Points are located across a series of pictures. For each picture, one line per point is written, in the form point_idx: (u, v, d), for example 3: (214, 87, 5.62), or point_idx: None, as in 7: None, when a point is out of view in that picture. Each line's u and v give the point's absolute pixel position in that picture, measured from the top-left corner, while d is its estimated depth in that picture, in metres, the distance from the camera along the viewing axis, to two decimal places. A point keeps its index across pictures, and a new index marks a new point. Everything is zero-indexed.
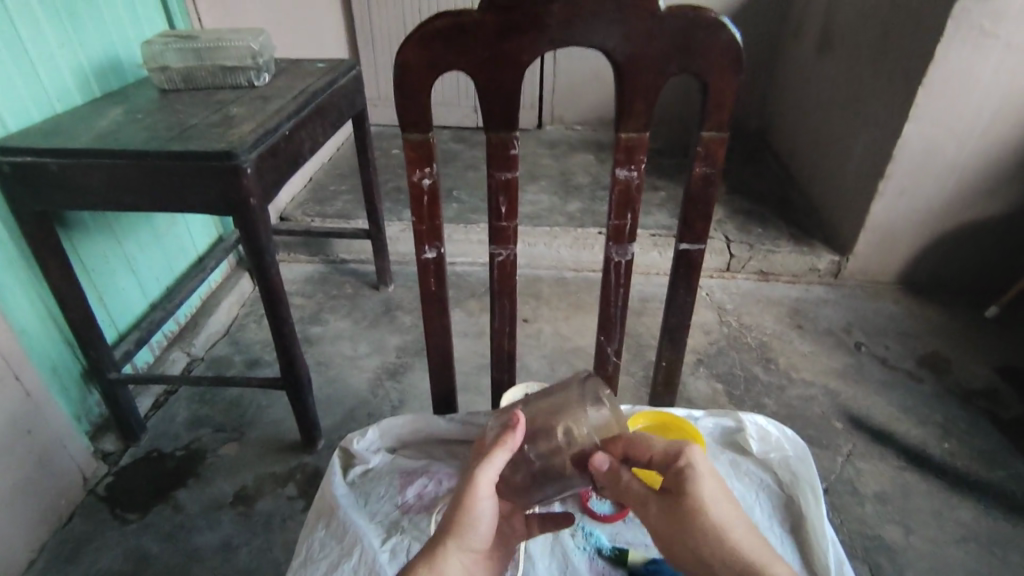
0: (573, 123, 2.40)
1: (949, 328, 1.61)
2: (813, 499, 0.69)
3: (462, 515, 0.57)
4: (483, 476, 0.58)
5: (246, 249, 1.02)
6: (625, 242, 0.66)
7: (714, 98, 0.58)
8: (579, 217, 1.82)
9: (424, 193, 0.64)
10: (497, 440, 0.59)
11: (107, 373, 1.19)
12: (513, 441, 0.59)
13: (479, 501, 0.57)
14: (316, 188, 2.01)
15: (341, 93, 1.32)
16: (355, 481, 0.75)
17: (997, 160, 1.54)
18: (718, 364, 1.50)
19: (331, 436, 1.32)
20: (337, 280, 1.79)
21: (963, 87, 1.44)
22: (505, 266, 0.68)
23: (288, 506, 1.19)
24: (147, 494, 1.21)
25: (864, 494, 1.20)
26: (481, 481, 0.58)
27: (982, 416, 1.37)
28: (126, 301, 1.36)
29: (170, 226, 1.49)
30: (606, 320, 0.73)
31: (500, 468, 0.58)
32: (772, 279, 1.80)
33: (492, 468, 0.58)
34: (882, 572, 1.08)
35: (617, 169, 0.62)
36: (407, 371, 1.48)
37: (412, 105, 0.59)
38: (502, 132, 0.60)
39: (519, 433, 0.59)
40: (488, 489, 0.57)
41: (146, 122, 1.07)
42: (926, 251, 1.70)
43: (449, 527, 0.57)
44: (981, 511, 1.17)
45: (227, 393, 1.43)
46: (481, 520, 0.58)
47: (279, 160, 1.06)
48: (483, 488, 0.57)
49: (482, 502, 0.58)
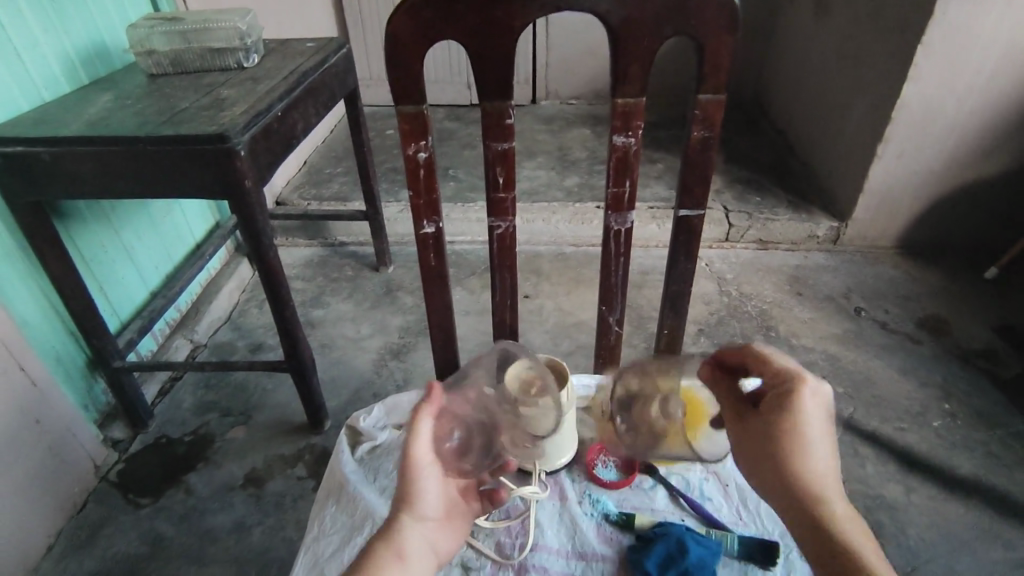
0: (567, 98, 2.37)
1: (949, 289, 1.62)
2: None
3: (409, 489, 0.57)
4: (417, 444, 0.58)
5: (244, 232, 1.01)
6: (624, 210, 0.66)
7: (711, 60, 0.58)
8: (577, 192, 1.81)
9: (420, 166, 0.63)
10: (416, 412, 0.58)
11: (111, 362, 1.19)
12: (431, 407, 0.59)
13: (421, 472, 0.58)
14: (311, 172, 1.99)
15: (332, 73, 1.30)
16: (363, 457, 0.77)
17: (997, 119, 1.53)
18: (720, 334, 1.51)
19: (338, 416, 1.33)
20: (336, 263, 1.79)
21: (962, 45, 1.42)
22: (504, 238, 0.68)
23: (298, 486, 1.20)
24: (158, 480, 1.22)
25: (867, 456, 1.22)
26: (416, 452, 0.57)
27: (982, 375, 1.38)
28: (127, 289, 1.36)
29: (166, 213, 1.48)
30: (607, 290, 0.73)
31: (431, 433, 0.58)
32: (771, 248, 1.80)
33: (424, 437, 0.58)
34: (884, 530, 1.10)
35: (614, 136, 0.62)
36: (410, 351, 1.49)
37: (404, 77, 0.58)
38: (496, 102, 0.60)
39: (433, 399, 0.58)
40: (424, 457, 0.57)
41: (136, 107, 1.06)
42: (926, 213, 1.69)
43: (401, 503, 0.58)
44: (982, 468, 1.19)
45: (233, 378, 1.44)
46: (428, 489, 0.58)
47: (273, 141, 1.05)
48: (420, 458, 0.57)
49: (423, 471, 0.58)
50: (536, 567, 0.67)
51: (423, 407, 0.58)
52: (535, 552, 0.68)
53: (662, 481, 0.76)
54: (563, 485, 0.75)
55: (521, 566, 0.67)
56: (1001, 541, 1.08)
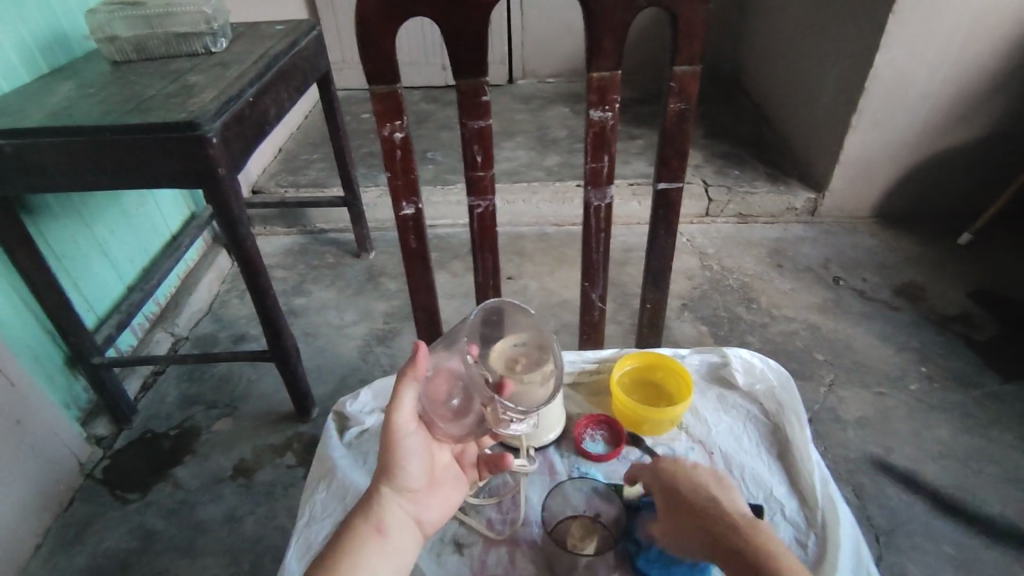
0: (544, 76, 2.35)
1: (924, 256, 1.65)
2: (796, 419, 0.71)
3: (389, 460, 0.58)
4: (398, 414, 0.57)
5: (220, 221, 1.00)
6: (603, 185, 0.66)
7: (685, 31, 0.57)
8: (557, 171, 1.80)
9: (396, 147, 0.63)
10: (397, 380, 0.58)
11: (90, 358, 1.18)
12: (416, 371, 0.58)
13: (401, 442, 0.57)
14: (287, 159, 1.96)
15: (303, 56, 1.27)
16: (351, 442, 0.76)
17: (968, 86, 1.55)
18: (703, 308, 1.52)
19: (325, 404, 1.33)
20: (316, 250, 1.77)
21: (933, 13, 1.43)
22: (485, 218, 0.68)
23: (288, 475, 1.20)
24: (145, 475, 1.21)
25: (847, 421, 1.25)
26: (397, 421, 0.57)
27: (956, 339, 1.41)
28: (102, 285, 1.33)
29: (139, 205, 1.45)
30: (589, 266, 0.73)
31: (413, 402, 0.58)
32: (751, 221, 1.82)
33: (405, 406, 0.57)
34: (865, 491, 1.13)
35: (590, 111, 0.61)
36: (395, 336, 1.48)
37: (376, 56, 0.57)
38: (470, 79, 0.59)
39: (418, 359, 0.57)
40: (404, 426, 0.57)
41: (101, 96, 1.03)
42: (901, 182, 1.72)
43: (383, 474, 0.58)
44: (957, 428, 1.23)
45: (216, 369, 1.43)
46: (410, 460, 0.58)
47: (244, 127, 1.02)
48: (400, 428, 0.57)
49: (405, 441, 0.58)
50: (524, 542, 0.65)
51: (407, 371, 0.57)
52: (522, 527, 0.66)
53: (650, 452, 0.72)
54: (551, 459, 0.72)
55: (510, 541, 0.65)
56: (976, 497, 1.12)
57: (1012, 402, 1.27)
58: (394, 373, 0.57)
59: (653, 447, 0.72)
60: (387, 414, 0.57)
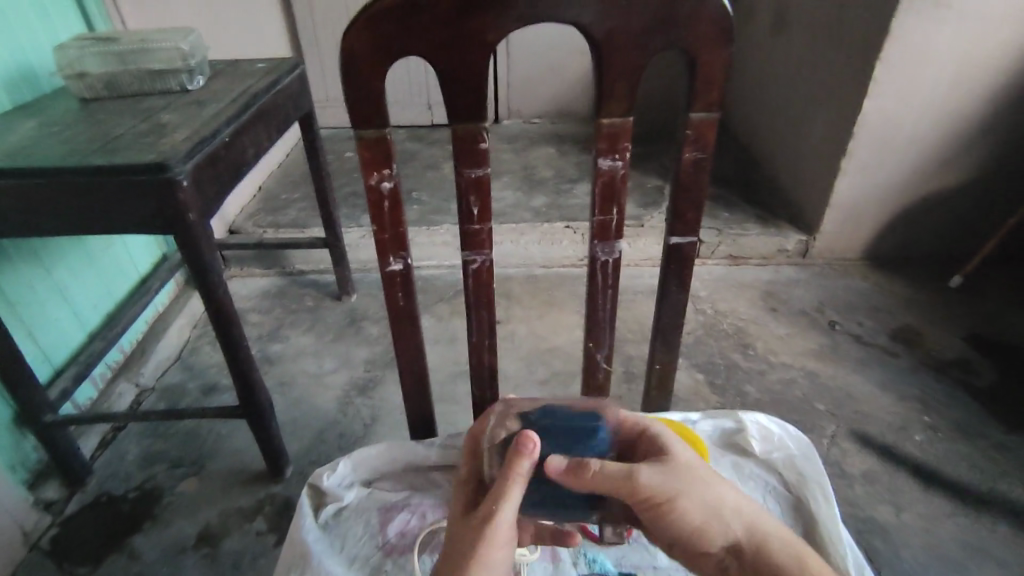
0: (530, 116, 2.34)
1: (918, 300, 1.63)
2: (822, 495, 0.72)
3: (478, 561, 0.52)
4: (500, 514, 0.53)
5: (190, 270, 0.93)
6: (612, 239, 0.61)
7: (704, 75, 0.53)
8: (546, 212, 1.76)
9: (384, 197, 0.57)
10: (507, 475, 0.54)
11: (42, 416, 1.07)
12: (529, 466, 0.54)
13: (496, 545, 0.53)
14: (266, 198, 1.89)
15: (285, 95, 1.23)
16: (327, 521, 0.72)
17: (955, 131, 1.56)
18: (698, 354, 1.47)
19: (300, 462, 1.23)
20: (294, 293, 1.69)
21: (919, 60, 1.44)
22: (480, 273, 0.62)
23: (258, 543, 1.10)
24: (97, 544, 1.10)
25: (853, 476, 1.19)
26: (495, 520, 0.53)
27: (957, 385, 1.37)
28: (60, 333, 1.24)
29: (106, 247, 1.37)
30: (593, 324, 0.68)
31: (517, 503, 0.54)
32: (742, 263, 1.79)
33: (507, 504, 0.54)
34: (879, 554, 1.06)
35: (599, 159, 0.57)
36: (376, 385, 1.40)
37: (364, 99, 0.52)
38: (469, 124, 0.54)
39: (535, 454, 0.53)
40: (506, 529, 0.53)
41: (65, 135, 0.96)
42: (891, 225, 1.71)
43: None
44: (968, 483, 1.17)
45: (183, 424, 1.33)
46: (497, 566, 0.53)
47: (219, 170, 0.96)
48: (500, 531, 0.53)
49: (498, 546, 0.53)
50: None
51: (520, 464, 0.53)
52: None
53: None
54: (555, 542, 0.73)
55: None
56: (993, 558, 1.05)
57: (1020, 453, 1.23)
58: (505, 464, 0.53)
59: None
60: (490, 506, 0.53)
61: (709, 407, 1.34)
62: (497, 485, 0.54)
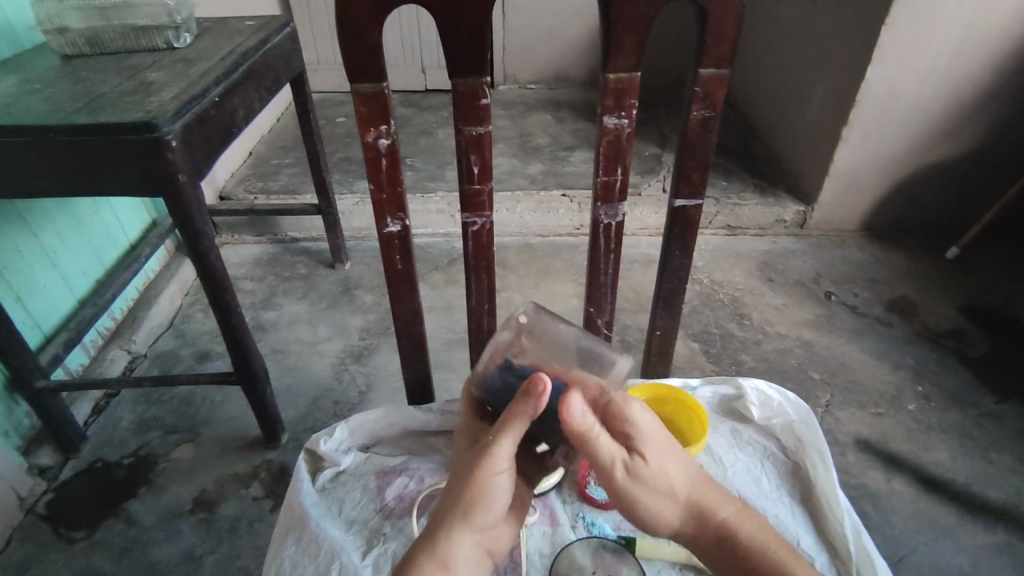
0: (526, 82, 2.29)
1: (915, 271, 1.62)
2: (820, 460, 0.74)
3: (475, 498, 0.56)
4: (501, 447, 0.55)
5: (181, 233, 0.91)
6: (615, 201, 0.60)
7: (714, 29, 0.51)
8: (542, 180, 1.74)
9: (381, 155, 0.55)
10: (512, 414, 0.54)
11: (33, 382, 1.06)
12: (533, 410, 0.53)
13: (495, 479, 0.56)
14: (257, 163, 1.85)
15: (275, 54, 1.19)
16: (325, 485, 0.72)
17: (958, 101, 1.53)
18: (694, 324, 1.47)
19: (296, 429, 1.23)
20: (288, 261, 1.67)
21: (927, 25, 1.40)
22: (480, 236, 0.61)
23: (255, 508, 1.10)
24: (94, 508, 1.10)
25: (846, 444, 1.20)
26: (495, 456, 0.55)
27: (950, 356, 1.38)
28: (49, 299, 1.21)
29: (94, 212, 1.34)
30: (595, 289, 0.67)
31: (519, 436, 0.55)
32: (739, 233, 1.77)
33: (508, 442, 0.55)
34: (870, 520, 1.08)
35: (604, 117, 0.55)
36: (372, 353, 1.39)
37: (359, 50, 0.49)
38: (470, 78, 0.52)
39: (542, 402, 0.53)
40: (504, 466, 0.55)
41: (46, 92, 0.93)
42: (890, 196, 1.70)
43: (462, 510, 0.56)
44: (958, 451, 1.19)
45: (178, 391, 1.32)
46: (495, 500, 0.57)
47: (209, 131, 0.93)
48: (499, 466, 0.56)
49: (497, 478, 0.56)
50: None
51: (523, 407, 0.53)
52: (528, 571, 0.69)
53: None
54: (553, 506, 0.75)
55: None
56: (980, 524, 1.07)
57: (1010, 423, 1.24)
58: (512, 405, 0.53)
59: None
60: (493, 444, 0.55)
61: (705, 375, 1.34)
62: (501, 422, 0.55)
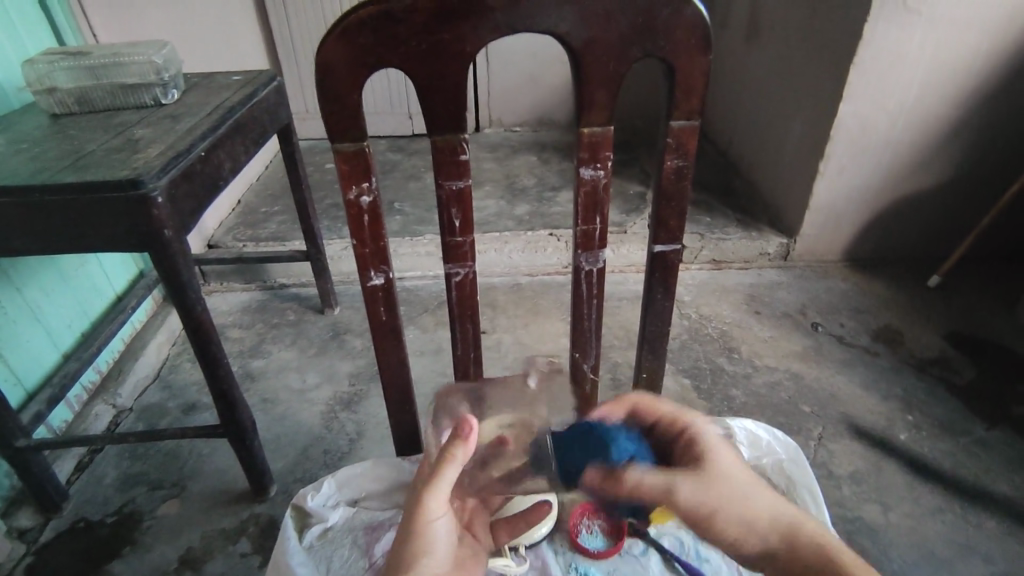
0: (510, 125, 2.35)
1: (898, 299, 1.65)
2: (812, 500, 0.74)
3: (418, 545, 0.56)
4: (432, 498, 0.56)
5: (167, 287, 0.91)
6: (595, 249, 0.61)
7: (682, 84, 0.53)
8: (528, 221, 1.76)
9: (363, 212, 0.56)
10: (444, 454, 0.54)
11: (14, 441, 1.03)
12: (462, 452, 0.53)
13: (432, 524, 0.57)
14: (246, 212, 1.87)
15: (262, 107, 1.21)
16: (312, 544, 0.72)
17: (929, 134, 1.58)
18: (684, 359, 1.47)
19: (285, 480, 1.21)
20: (276, 307, 1.66)
21: (892, 63, 1.46)
22: (464, 285, 0.62)
23: (242, 564, 1.07)
24: (76, 569, 1.06)
25: (842, 477, 1.20)
26: (428, 501, 0.56)
27: (938, 383, 1.39)
28: (32, 355, 1.20)
29: (79, 266, 1.34)
30: (578, 335, 0.68)
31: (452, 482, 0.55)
32: (724, 267, 1.80)
33: (442, 487, 0.56)
34: (869, 555, 1.06)
35: (580, 169, 0.57)
36: (363, 399, 1.38)
37: (340, 112, 0.51)
38: (448, 136, 0.54)
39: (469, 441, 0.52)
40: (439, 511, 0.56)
41: (35, 152, 0.94)
42: (869, 227, 1.74)
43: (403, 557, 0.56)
44: (952, 480, 1.19)
45: (163, 444, 1.29)
46: (436, 544, 0.58)
47: (195, 184, 0.94)
48: (435, 509, 0.56)
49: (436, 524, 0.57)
50: None
51: (453, 449, 0.53)
52: None
53: (655, 545, 0.78)
54: (545, 558, 0.77)
55: None
56: (982, 558, 1.06)
57: (1003, 450, 1.24)
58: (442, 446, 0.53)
59: (658, 539, 0.79)
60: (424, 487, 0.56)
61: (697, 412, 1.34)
62: (436, 462, 0.55)
